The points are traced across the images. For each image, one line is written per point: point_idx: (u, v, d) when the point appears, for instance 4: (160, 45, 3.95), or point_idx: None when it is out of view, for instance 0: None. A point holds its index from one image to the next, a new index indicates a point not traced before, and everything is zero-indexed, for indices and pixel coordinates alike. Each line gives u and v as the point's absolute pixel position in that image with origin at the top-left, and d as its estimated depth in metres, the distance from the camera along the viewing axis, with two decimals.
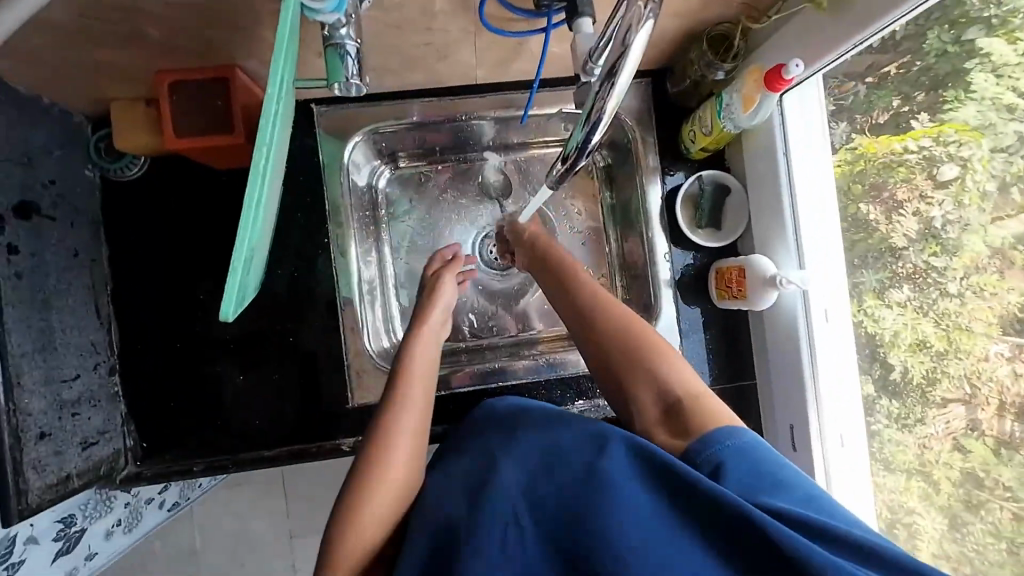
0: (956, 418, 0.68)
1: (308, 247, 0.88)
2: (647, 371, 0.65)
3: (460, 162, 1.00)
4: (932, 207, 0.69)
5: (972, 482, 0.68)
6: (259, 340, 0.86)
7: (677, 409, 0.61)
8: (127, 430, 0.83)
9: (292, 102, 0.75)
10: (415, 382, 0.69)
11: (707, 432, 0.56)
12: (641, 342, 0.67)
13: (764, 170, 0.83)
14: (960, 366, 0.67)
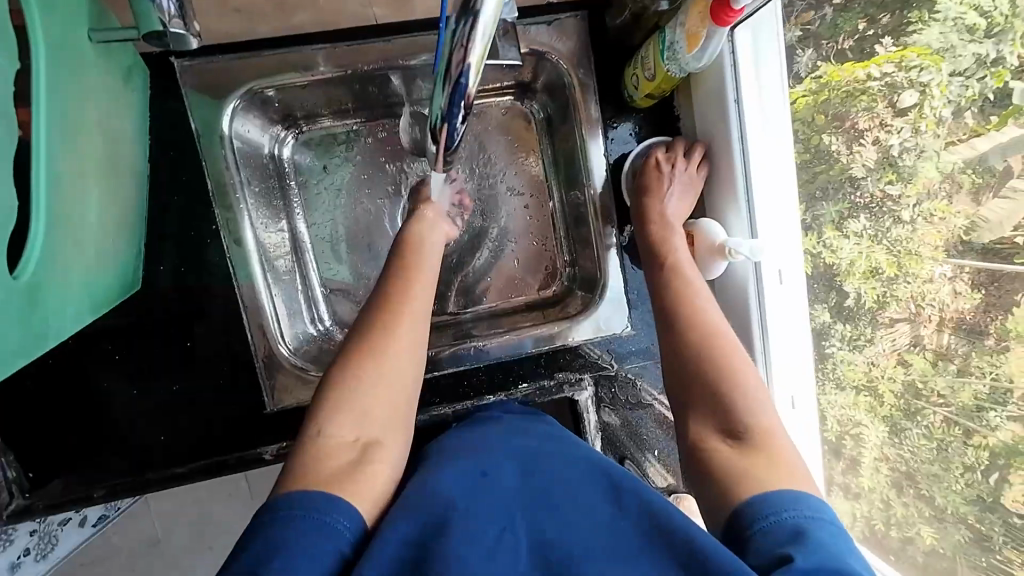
0: (901, 335, 0.63)
1: (194, 235, 0.74)
2: (723, 397, 0.57)
3: (379, 118, 0.86)
4: (892, 134, 0.61)
5: (910, 392, 0.63)
6: (150, 347, 0.75)
7: (748, 441, 0.52)
8: (3, 462, 0.71)
9: (115, 62, 0.59)
10: (382, 360, 0.59)
11: (767, 493, 0.46)
12: (719, 358, 0.59)
13: (718, 123, 0.73)
14: (907, 289, 0.62)
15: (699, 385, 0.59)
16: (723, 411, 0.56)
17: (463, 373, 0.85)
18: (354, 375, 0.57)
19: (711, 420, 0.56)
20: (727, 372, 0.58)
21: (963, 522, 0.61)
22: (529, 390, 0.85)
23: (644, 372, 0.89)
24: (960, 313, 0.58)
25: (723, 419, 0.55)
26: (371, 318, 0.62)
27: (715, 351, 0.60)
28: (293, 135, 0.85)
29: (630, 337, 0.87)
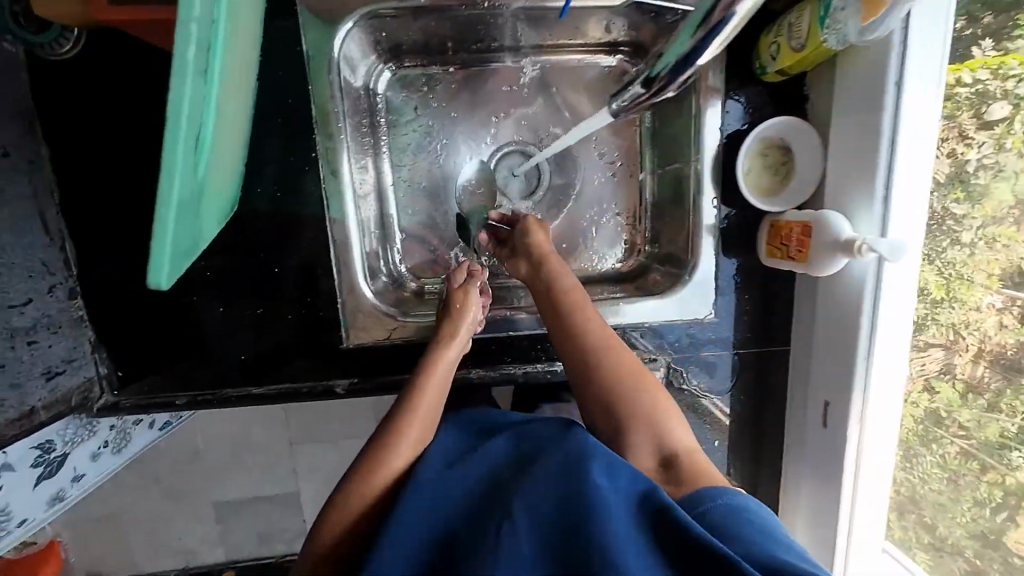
0: (932, 361, 0.71)
1: (293, 162, 0.73)
2: (652, 429, 0.62)
3: (472, 65, 0.88)
4: (970, 148, 0.65)
5: (932, 419, 0.72)
6: (240, 269, 0.75)
7: (678, 469, 0.58)
8: (98, 357, 0.75)
9: None
10: (416, 423, 0.63)
11: (696, 492, 0.54)
12: (614, 394, 0.64)
13: (863, 120, 0.64)
14: (951, 315, 0.69)
15: (615, 422, 0.64)
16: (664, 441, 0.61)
17: (533, 338, 0.83)
18: (388, 442, 0.61)
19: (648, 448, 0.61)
20: (648, 411, 0.63)
21: (961, 555, 0.73)
22: None
23: (718, 363, 0.85)
24: (1000, 347, 0.66)
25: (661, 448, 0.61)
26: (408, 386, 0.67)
27: (626, 387, 0.65)
28: (393, 67, 0.85)
29: (710, 324, 0.83)
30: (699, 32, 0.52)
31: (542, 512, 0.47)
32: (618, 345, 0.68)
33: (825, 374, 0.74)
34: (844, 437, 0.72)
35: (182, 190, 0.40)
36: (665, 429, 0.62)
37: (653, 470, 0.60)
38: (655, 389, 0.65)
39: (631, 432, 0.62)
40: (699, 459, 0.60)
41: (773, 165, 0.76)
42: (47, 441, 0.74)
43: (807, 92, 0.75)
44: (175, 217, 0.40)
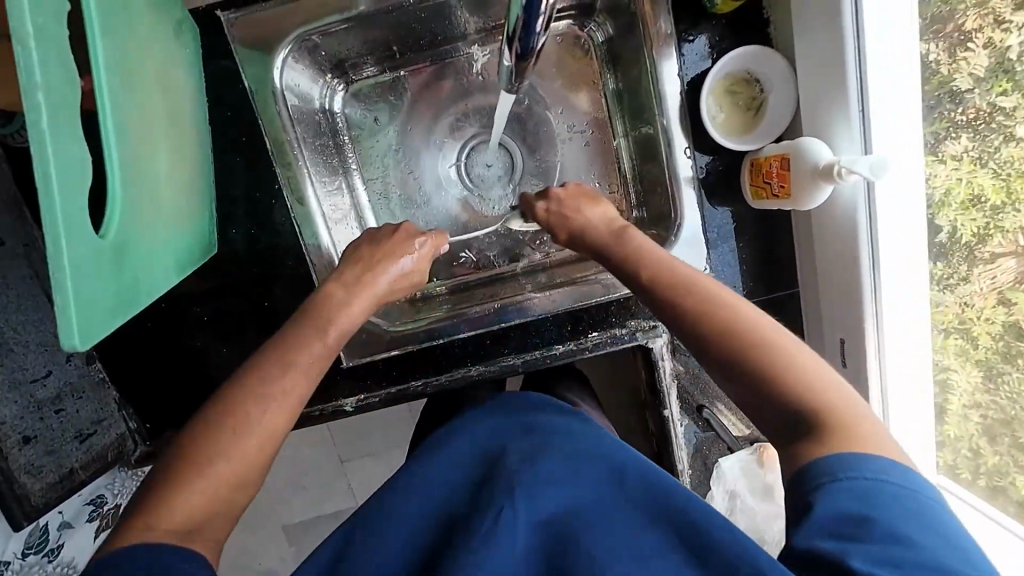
0: (1004, 272, 0.60)
1: (260, 197, 0.75)
2: (783, 371, 0.48)
3: (437, 60, 0.86)
4: (1011, 33, 0.54)
5: (1013, 332, 0.61)
6: (233, 309, 0.78)
7: (818, 421, 0.45)
8: (125, 414, 0.79)
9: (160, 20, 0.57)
10: (278, 388, 0.52)
11: (823, 454, 0.43)
12: (710, 329, 0.52)
13: (823, 34, 0.59)
14: (1017, 220, 0.58)
15: (734, 370, 0.50)
16: (787, 387, 0.47)
17: (525, 329, 0.81)
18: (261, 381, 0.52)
19: (771, 399, 0.48)
20: (750, 351, 0.49)
21: None
22: (599, 339, 0.81)
23: None
24: None
25: (790, 394, 0.47)
26: (284, 336, 0.58)
27: (714, 334, 0.52)
28: (343, 85, 0.85)
29: None
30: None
31: (544, 510, 0.50)
32: (699, 282, 0.56)
33: (836, 314, 0.69)
34: (865, 375, 0.67)
35: (85, 253, 0.41)
36: (783, 371, 0.48)
37: (783, 430, 0.47)
38: (772, 328, 0.51)
39: (763, 380, 0.48)
40: (838, 408, 0.46)
41: (746, 105, 0.71)
42: (98, 495, 0.80)
43: (767, 15, 0.70)
44: (74, 278, 0.40)
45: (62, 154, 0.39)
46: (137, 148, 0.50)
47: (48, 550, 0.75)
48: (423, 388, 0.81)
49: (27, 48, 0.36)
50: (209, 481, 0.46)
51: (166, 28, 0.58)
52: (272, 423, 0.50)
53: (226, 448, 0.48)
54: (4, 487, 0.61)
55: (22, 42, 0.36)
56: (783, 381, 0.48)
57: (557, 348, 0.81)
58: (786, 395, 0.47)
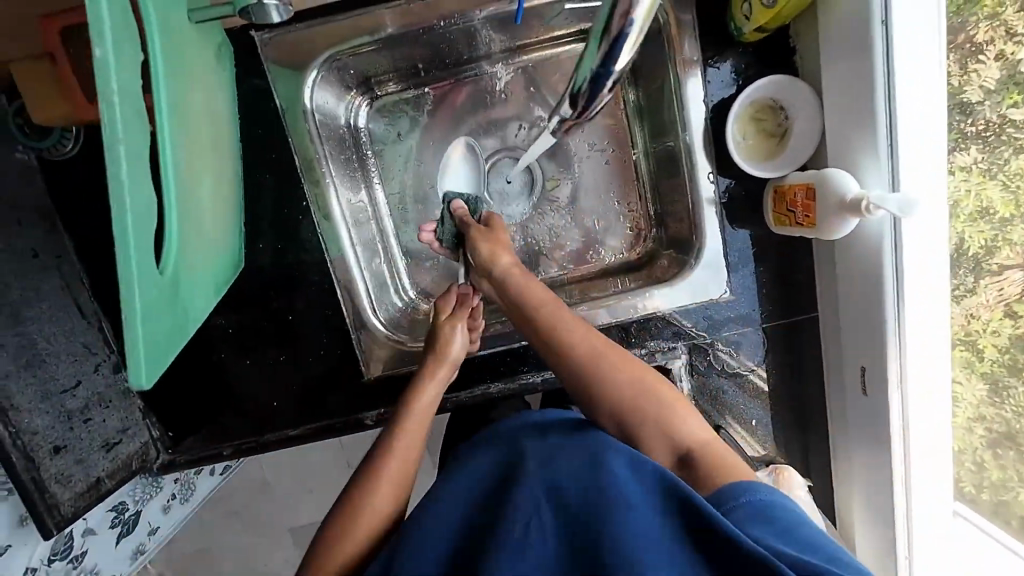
0: (1011, 284, 0.62)
1: (288, 213, 0.76)
2: (663, 415, 0.57)
3: (453, 80, 0.87)
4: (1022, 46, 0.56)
5: (1021, 346, 0.62)
6: (259, 322, 0.79)
7: (696, 463, 0.54)
8: (149, 422, 0.81)
9: (205, 46, 0.58)
10: (387, 477, 0.59)
11: (723, 487, 0.49)
12: (606, 391, 0.59)
13: (853, 67, 0.60)
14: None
15: (617, 420, 0.59)
16: (666, 429, 0.57)
17: None
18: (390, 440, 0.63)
19: (657, 440, 0.57)
20: (645, 400, 0.58)
21: None
22: None
23: (742, 341, 0.81)
24: None
25: (672, 435, 0.56)
26: (388, 426, 0.65)
27: (608, 380, 0.59)
28: (367, 101, 0.86)
29: (728, 303, 0.80)
30: (602, 48, 0.50)
31: (562, 490, 0.47)
32: (603, 347, 0.61)
33: (856, 340, 0.70)
34: (886, 402, 0.68)
35: (151, 293, 0.42)
36: (653, 411, 0.58)
37: (672, 469, 0.56)
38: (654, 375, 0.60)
39: (641, 424, 0.58)
40: (716, 449, 0.55)
41: (773, 130, 0.71)
42: (120, 502, 0.81)
43: (793, 43, 0.70)
44: (142, 313, 0.41)
45: (141, 203, 0.39)
46: (188, 181, 0.50)
47: (72, 556, 0.76)
48: (443, 404, 0.82)
49: (112, 104, 0.37)
50: (359, 529, 0.55)
51: (208, 54, 0.59)
52: (388, 504, 0.58)
53: (371, 499, 0.57)
54: (36, 496, 0.62)
55: (107, 99, 0.37)
56: (666, 418, 0.57)
57: None
58: (658, 430, 0.57)
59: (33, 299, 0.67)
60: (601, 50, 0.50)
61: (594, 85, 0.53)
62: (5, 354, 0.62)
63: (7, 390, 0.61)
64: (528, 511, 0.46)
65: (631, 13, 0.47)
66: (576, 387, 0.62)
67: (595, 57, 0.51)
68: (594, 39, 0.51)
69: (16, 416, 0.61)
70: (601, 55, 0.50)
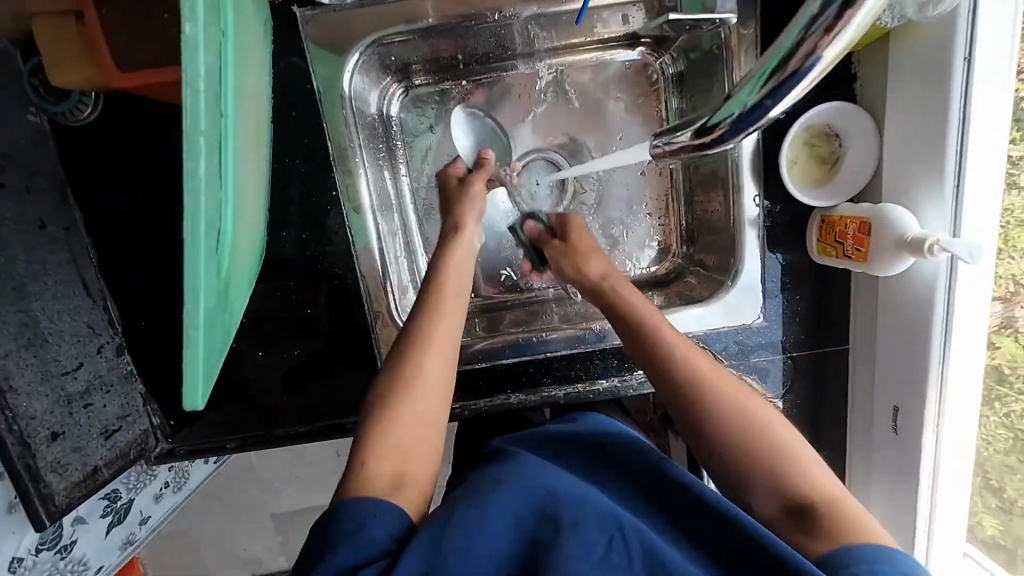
0: (989, 316, 0.64)
1: (315, 202, 0.73)
2: (784, 454, 0.54)
3: (489, 78, 0.83)
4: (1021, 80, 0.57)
5: (995, 378, 0.65)
6: (275, 313, 0.76)
7: (814, 513, 0.50)
8: (150, 410, 0.77)
9: (255, 28, 0.55)
10: (423, 380, 0.59)
11: (854, 547, 0.46)
12: (714, 416, 0.57)
13: (923, 103, 0.58)
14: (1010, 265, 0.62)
15: (726, 452, 0.55)
16: (781, 471, 0.53)
17: (569, 359, 0.79)
18: (408, 389, 0.58)
19: (768, 483, 0.53)
20: (761, 440, 0.55)
21: None
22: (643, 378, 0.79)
23: (770, 368, 0.79)
24: None
25: (786, 481, 0.53)
26: (415, 335, 0.63)
27: (720, 410, 0.57)
28: (403, 89, 0.82)
29: (760, 328, 0.78)
30: (768, 85, 0.42)
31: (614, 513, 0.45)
32: (712, 370, 0.60)
33: (893, 379, 0.69)
34: (918, 444, 0.67)
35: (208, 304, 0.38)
36: (771, 452, 0.54)
37: (783, 517, 0.52)
38: (768, 408, 0.57)
39: (754, 462, 0.54)
40: (841, 501, 0.51)
41: (824, 158, 0.69)
42: (114, 490, 0.78)
43: (854, 71, 0.68)
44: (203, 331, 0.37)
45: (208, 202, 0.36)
46: (240, 177, 0.47)
47: (60, 546, 0.72)
48: (460, 411, 0.79)
49: (198, 90, 0.33)
50: (399, 433, 0.55)
51: (258, 44, 0.55)
52: (424, 409, 0.57)
53: (406, 405, 0.57)
54: (30, 486, 0.58)
55: (193, 84, 0.33)
56: (781, 460, 0.54)
57: (599, 383, 0.80)
58: (769, 472, 0.53)
59: (38, 276, 0.63)
60: (766, 86, 0.42)
61: (738, 123, 0.46)
62: (6, 333, 0.57)
63: (6, 370, 0.56)
64: (582, 528, 0.44)
65: (820, 49, 0.39)
66: (681, 409, 0.59)
67: (756, 93, 0.43)
68: (755, 72, 0.43)
69: (14, 401, 0.57)
70: (763, 92, 0.43)
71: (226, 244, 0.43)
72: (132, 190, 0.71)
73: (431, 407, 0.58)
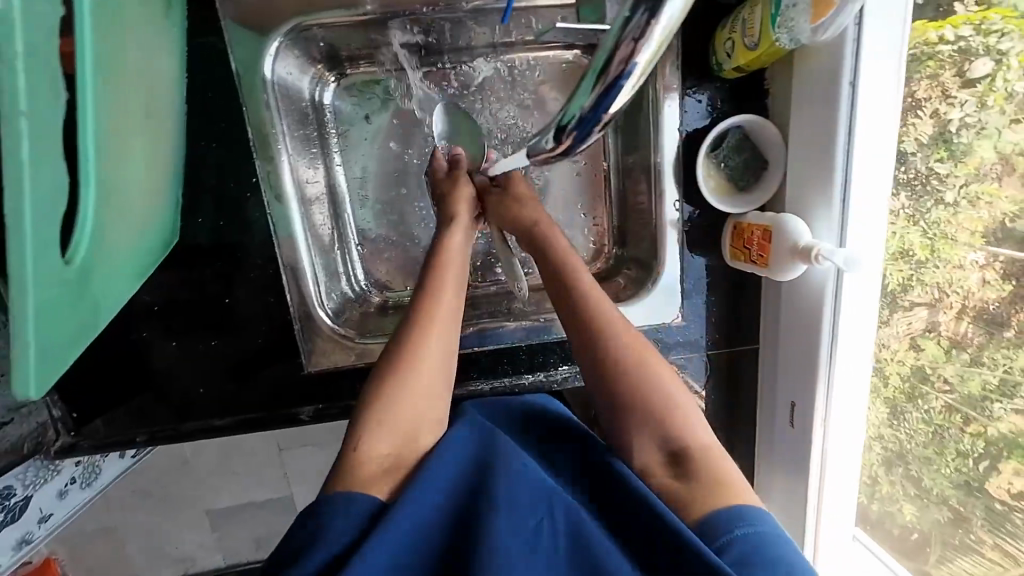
0: (916, 320, 0.70)
1: (234, 188, 0.70)
2: (650, 407, 0.56)
3: (435, 68, 0.81)
4: (953, 107, 0.63)
5: (918, 376, 0.70)
6: (192, 301, 0.73)
7: (689, 462, 0.52)
8: (48, 401, 0.73)
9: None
10: (427, 355, 0.60)
11: (716, 513, 0.47)
12: (620, 379, 0.58)
13: (819, 121, 0.62)
14: (937, 274, 0.67)
15: (624, 403, 0.57)
16: (659, 424, 0.55)
17: (498, 352, 0.81)
18: (406, 371, 0.58)
19: (650, 431, 0.55)
20: (664, 394, 0.57)
21: (945, 503, 0.72)
22: (568, 373, 0.82)
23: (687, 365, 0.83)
24: (984, 302, 0.64)
25: (660, 432, 0.55)
26: (417, 307, 0.63)
27: (627, 380, 0.57)
28: (336, 78, 0.80)
29: (678, 326, 0.82)
30: (599, 85, 0.43)
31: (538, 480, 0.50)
32: (645, 348, 0.60)
33: (792, 376, 0.74)
34: (812, 437, 0.72)
35: (45, 289, 0.36)
36: (679, 418, 0.56)
37: (659, 468, 0.54)
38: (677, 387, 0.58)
39: (626, 415, 0.57)
40: (714, 454, 0.53)
41: (740, 168, 0.73)
42: (6, 487, 0.73)
43: (767, 87, 0.72)
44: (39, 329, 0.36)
45: (41, 181, 0.33)
46: (111, 158, 0.44)
47: None
48: None
49: (14, 68, 0.30)
50: (402, 412, 0.56)
51: (150, 13, 0.52)
52: (426, 385, 0.58)
53: (410, 385, 0.58)
54: None
55: (9, 61, 0.30)
56: (664, 413, 0.56)
57: (526, 377, 0.82)
58: (648, 426, 0.56)
59: None
60: (594, 91, 0.43)
61: (582, 126, 0.46)
62: None
63: None
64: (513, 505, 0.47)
65: (635, 55, 0.41)
66: (594, 380, 0.60)
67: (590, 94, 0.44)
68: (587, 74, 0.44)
69: None
70: (593, 96, 0.44)
71: (83, 225, 0.41)
72: None
73: (433, 379, 0.59)
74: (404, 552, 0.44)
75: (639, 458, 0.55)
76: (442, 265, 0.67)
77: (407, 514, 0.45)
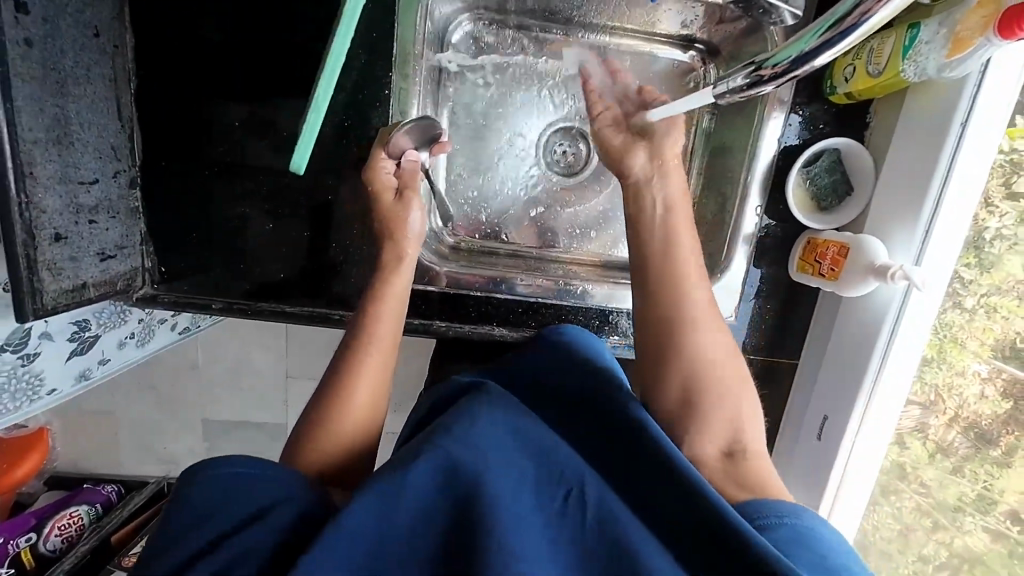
0: (909, 419, 0.75)
1: (363, 97, 0.76)
2: (726, 405, 0.58)
3: (550, 34, 0.90)
4: (991, 216, 0.67)
5: (897, 472, 0.78)
6: (296, 189, 0.78)
7: (741, 462, 0.55)
8: (145, 251, 0.78)
9: None
10: (379, 333, 0.68)
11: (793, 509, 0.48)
12: (703, 364, 0.59)
13: (921, 153, 0.67)
14: (937, 375, 0.72)
15: (703, 390, 0.58)
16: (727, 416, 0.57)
17: (557, 309, 0.86)
18: (363, 343, 0.67)
19: (718, 423, 0.57)
20: (730, 399, 0.58)
21: None
22: (618, 343, 0.87)
23: None
24: (978, 416, 0.71)
25: (724, 426, 0.57)
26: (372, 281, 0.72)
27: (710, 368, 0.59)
28: (470, 21, 0.88)
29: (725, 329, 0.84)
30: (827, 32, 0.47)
31: (551, 459, 0.44)
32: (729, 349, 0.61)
33: (828, 393, 0.77)
34: (837, 450, 0.75)
35: None
36: (740, 417, 0.58)
37: (715, 456, 0.56)
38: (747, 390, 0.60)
39: (700, 401, 0.58)
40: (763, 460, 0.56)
41: (827, 188, 0.77)
42: (84, 319, 0.78)
43: (868, 121, 0.76)
44: None
45: None
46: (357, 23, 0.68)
47: (24, 353, 0.72)
48: (445, 330, 0.84)
49: None
50: (359, 384, 0.65)
51: None
52: (382, 362, 0.67)
53: (362, 362, 0.66)
54: (24, 274, 0.58)
55: None
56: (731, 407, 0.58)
57: None
58: (718, 427, 0.57)
59: (83, 80, 0.65)
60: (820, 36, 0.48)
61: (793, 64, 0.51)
62: (41, 121, 0.58)
63: (32, 156, 0.57)
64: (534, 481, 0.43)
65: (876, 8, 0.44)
66: (677, 352, 0.59)
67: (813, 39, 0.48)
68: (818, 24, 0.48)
69: (31, 187, 0.57)
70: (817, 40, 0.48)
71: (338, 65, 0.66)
72: (185, 24, 0.72)
73: (387, 350, 0.68)
74: (425, 506, 0.41)
75: (700, 443, 0.56)
76: (380, 297, 0.71)
77: (411, 489, 0.41)
